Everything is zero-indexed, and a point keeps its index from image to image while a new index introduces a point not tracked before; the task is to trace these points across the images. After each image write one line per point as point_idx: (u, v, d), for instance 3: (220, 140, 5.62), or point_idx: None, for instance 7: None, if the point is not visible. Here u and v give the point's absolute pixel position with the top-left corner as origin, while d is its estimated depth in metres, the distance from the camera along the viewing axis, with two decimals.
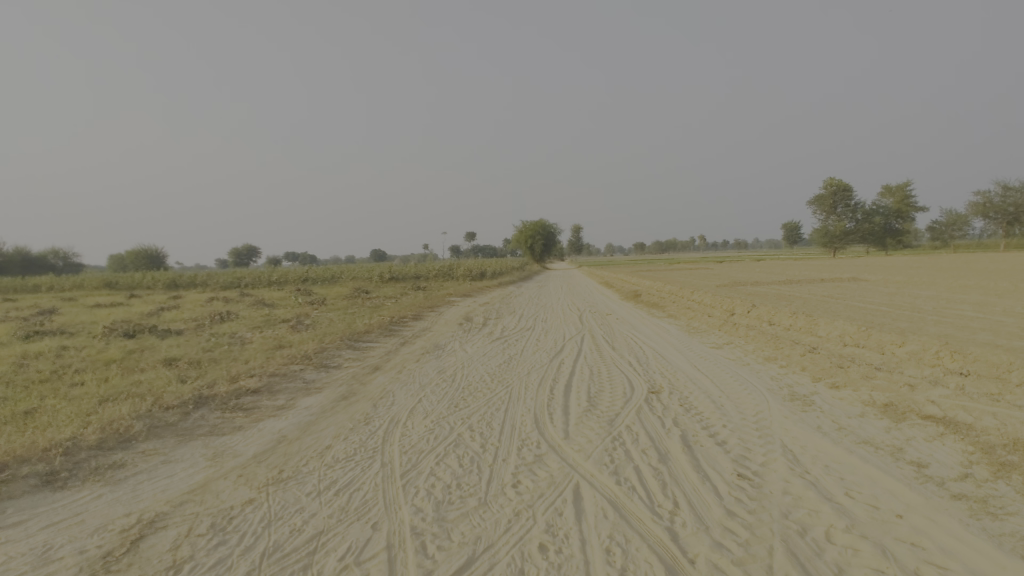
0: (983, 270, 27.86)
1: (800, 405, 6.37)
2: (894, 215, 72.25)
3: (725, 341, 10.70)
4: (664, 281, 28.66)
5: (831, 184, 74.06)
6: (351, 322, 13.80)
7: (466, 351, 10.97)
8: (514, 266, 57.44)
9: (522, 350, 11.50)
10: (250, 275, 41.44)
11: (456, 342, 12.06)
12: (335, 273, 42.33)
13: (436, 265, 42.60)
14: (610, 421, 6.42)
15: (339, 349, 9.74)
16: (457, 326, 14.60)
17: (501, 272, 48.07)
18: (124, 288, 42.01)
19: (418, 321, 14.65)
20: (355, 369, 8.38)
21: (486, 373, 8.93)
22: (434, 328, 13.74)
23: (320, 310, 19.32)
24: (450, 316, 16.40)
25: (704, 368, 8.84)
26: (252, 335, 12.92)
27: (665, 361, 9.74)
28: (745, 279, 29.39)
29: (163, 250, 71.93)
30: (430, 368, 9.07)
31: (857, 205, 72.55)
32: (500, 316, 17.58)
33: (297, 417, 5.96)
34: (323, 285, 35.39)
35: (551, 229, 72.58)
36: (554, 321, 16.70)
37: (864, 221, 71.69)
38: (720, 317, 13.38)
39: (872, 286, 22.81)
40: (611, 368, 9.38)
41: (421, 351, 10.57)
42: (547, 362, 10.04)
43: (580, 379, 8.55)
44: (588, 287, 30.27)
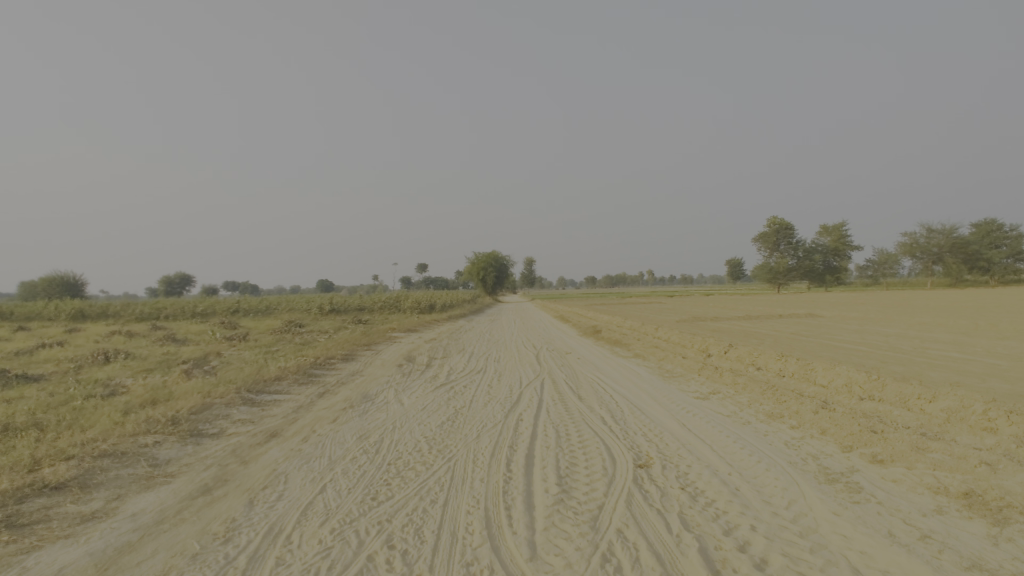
0: (928, 306, 28.24)
1: (845, 492, 4.70)
2: (830, 253, 75.35)
3: (710, 390, 9.08)
4: (622, 316, 27.37)
5: (773, 222, 76.77)
6: (263, 365, 11.37)
7: (401, 405, 8.84)
8: (466, 299, 55.46)
9: (471, 401, 9.46)
10: (171, 305, 37.40)
11: (390, 392, 9.88)
12: (268, 305, 38.85)
13: (382, 296, 40.00)
14: (593, 521, 4.51)
15: (230, 405, 7.44)
16: (395, 369, 12.38)
17: (451, 304, 45.93)
18: (20, 319, 37.05)
19: (348, 364, 12.36)
20: (241, 438, 6.14)
21: (422, 438, 6.87)
22: (366, 373, 11.47)
23: (237, 348, 16.59)
24: (388, 356, 14.13)
25: (697, 430, 7.12)
26: (131, 384, 10.30)
27: (645, 418, 7.97)
28: (704, 314, 28.62)
29: (79, 278, 65.79)
30: (349, 431, 6.93)
31: (797, 243, 75.28)
32: (447, 355, 15.45)
33: (102, 541, 3.71)
34: (253, 318, 32.10)
35: (504, 262, 71.40)
36: (508, 361, 14.73)
37: (804, 258, 74.33)
38: (696, 360, 11.82)
39: (833, 321, 22.20)
40: (581, 428, 7.53)
41: (343, 406, 8.38)
42: (501, 419, 8.06)
43: (544, 447, 6.62)
44: (543, 322, 28.59)
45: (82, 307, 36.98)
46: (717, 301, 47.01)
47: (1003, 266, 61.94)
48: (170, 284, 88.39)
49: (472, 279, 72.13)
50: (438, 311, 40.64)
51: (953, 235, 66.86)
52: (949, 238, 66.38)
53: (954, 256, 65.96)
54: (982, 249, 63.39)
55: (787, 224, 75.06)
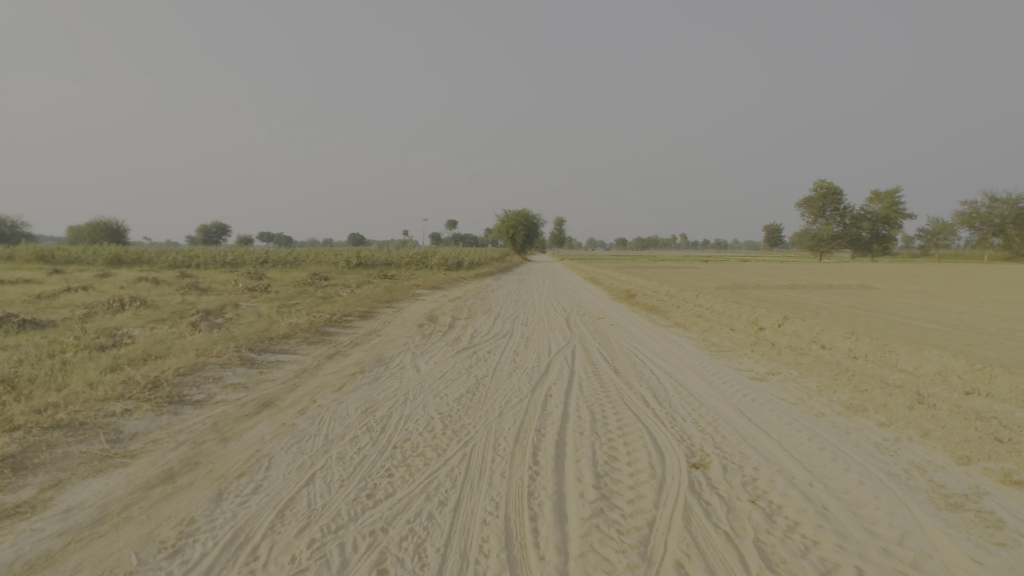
0: (995, 281, 25.84)
1: (979, 527, 3.57)
2: (880, 221, 71.04)
3: (769, 371, 7.90)
4: (657, 281, 25.94)
5: (820, 186, 72.38)
6: (275, 320, 10.65)
7: (417, 372, 7.96)
8: (494, 257, 54.48)
9: (494, 370, 8.50)
10: (202, 253, 37.55)
11: (407, 356, 9.02)
12: (296, 256, 38.63)
13: (409, 251, 39.30)
14: (643, 545, 3.51)
15: (226, 366, 6.65)
16: (416, 330, 11.53)
17: (479, 262, 45.05)
18: (60, 262, 37.94)
19: (365, 322, 11.56)
20: (227, 407, 5.31)
21: (435, 415, 5.95)
22: (383, 334, 10.64)
23: (256, 299, 16.05)
24: (409, 314, 13.29)
25: (759, 421, 6.00)
26: (136, 336, 9.72)
27: (694, 401, 6.89)
28: (745, 281, 26.93)
29: (119, 224, 67.49)
30: (354, 403, 6.06)
31: (845, 209, 71.03)
32: (471, 316, 14.52)
33: (13, 553, 2.89)
34: (281, 269, 31.87)
35: (534, 220, 69.77)
36: (536, 325, 13.72)
37: (851, 225, 70.25)
38: (746, 333, 10.57)
39: (891, 294, 20.35)
40: (619, 410, 6.51)
41: (352, 371, 7.54)
42: (528, 394, 7.10)
43: (578, 433, 5.63)
44: (574, 283, 27.43)
45: (117, 253, 37.45)
46: (756, 268, 44.72)
47: None
48: (207, 233, 89.95)
49: (501, 237, 70.91)
50: (466, 269, 39.79)
51: (1020, 205, 61.79)
52: (1015, 208, 61.40)
53: (1019, 228, 61.17)
54: None
55: (836, 188, 70.64)
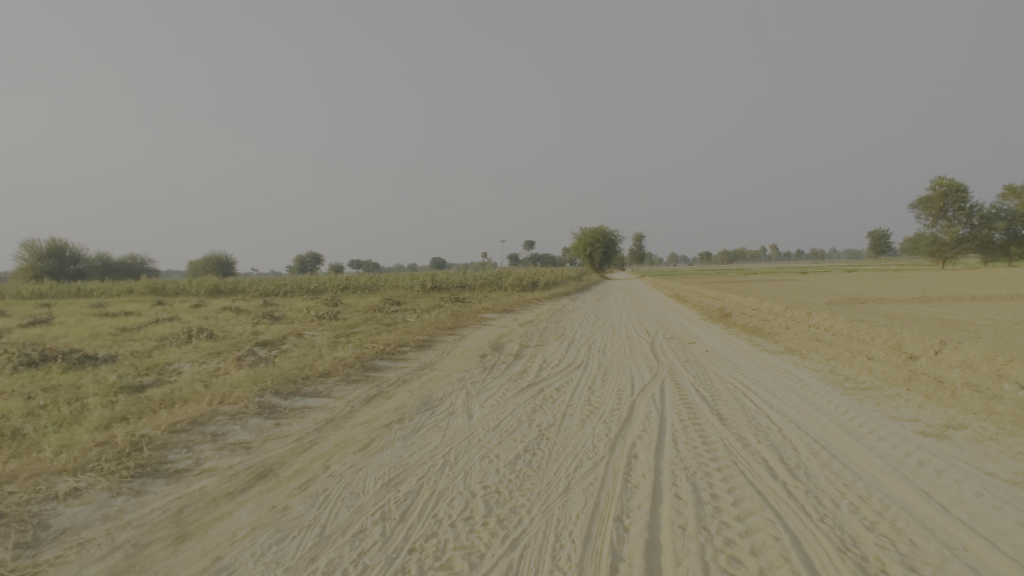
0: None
1: None
2: (1019, 219, 61.31)
3: (945, 422, 5.67)
4: (755, 296, 22.98)
5: (940, 184, 63.81)
6: (324, 352, 9.74)
7: (468, 420, 6.52)
8: (571, 276, 52.77)
9: (563, 416, 6.87)
10: (288, 282, 38.97)
11: (460, 397, 7.63)
12: (374, 282, 39.06)
13: (484, 273, 38.56)
14: None
15: (238, 417, 5.56)
16: (476, 362, 10.17)
17: (555, 281, 43.49)
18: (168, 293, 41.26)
19: (422, 354, 10.37)
20: (209, 482, 4.09)
21: (478, 492, 4.43)
22: (438, 368, 9.37)
23: (320, 328, 15.50)
24: (472, 343, 11.99)
25: (964, 513, 3.93)
26: (182, 372, 9.12)
27: (843, 470, 4.87)
28: (864, 294, 23.16)
29: (224, 256, 73.65)
30: (375, 470, 4.68)
31: (973, 207, 61.95)
32: (542, 344, 12.98)
33: None
34: (358, 295, 32.17)
35: (611, 236, 67.34)
36: (616, 353, 11.89)
37: (981, 226, 61.10)
38: (891, 364, 8.17)
39: None
40: (735, 484, 4.65)
41: (389, 419, 6.23)
42: (605, 456, 5.40)
43: (677, 529, 3.87)
44: (657, 302, 25.13)
45: (217, 284, 39.83)
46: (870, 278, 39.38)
47: None
48: (301, 262, 95.76)
49: (578, 255, 68.94)
50: (541, 289, 38.32)
51: None
52: None
53: None
54: None
55: (958, 185, 62.09)
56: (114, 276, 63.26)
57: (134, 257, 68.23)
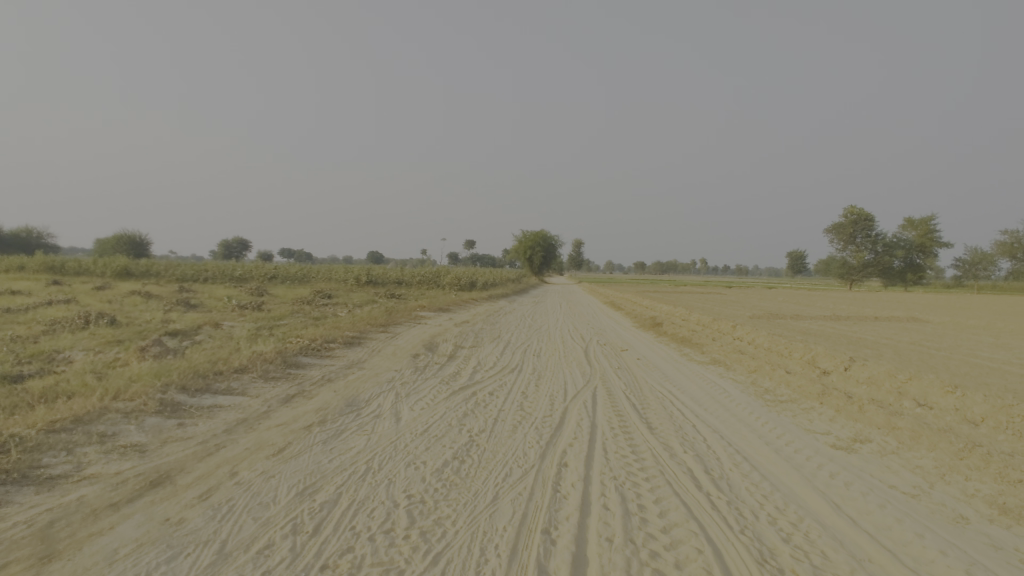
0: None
1: None
2: (914, 249, 67.86)
3: (853, 436, 6.00)
4: (684, 307, 23.89)
5: (851, 212, 69.45)
6: (243, 346, 9.06)
7: (395, 424, 6.23)
8: (510, 278, 52.93)
9: (495, 421, 6.72)
10: (210, 267, 36.48)
11: (388, 399, 7.30)
12: (305, 273, 37.36)
13: (422, 270, 37.85)
14: None
15: (134, 415, 4.99)
16: (408, 362, 9.83)
17: (494, 282, 43.41)
18: (70, 273, 37.56)
19: (350, 351, 9.90)
20: (89, 491, 3.59)
21: (401, 502, 4.18)
22: (367, 367, 8.96)
23: (241, 319, 14.50)
24: (405, 343, 11.61)
25: (870, 525, 4.13)
26: (73, 362, 8.17)
27: (763, 482, 5.02)
28: (781, 311, 24.69)
29: (138, 234, 68.24)
30: (289, 478, 4.32)
31: (877, 236, 67.88)
32: (477, 345, 12.78)
33: None
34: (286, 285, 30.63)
35: (551, 241, 68.23)
36: (550, 358, 11.90)
37: (883, 253, 67.06)
38: (806, 378, 8.65)
39: (951, 330, 18.01)
40: (662, 495, 4.67)
41: (310, 421, 5.83)
42: (535, 465, 5.29)
43: (605, 543, 3.80)
44: (592, 308, 25.58)
45: (128, 265, 36.63)
46: (787, 296, 42.18)
47: None
48: (227, 248, 90.22)
49: (518, 258, 69.28)
50: (479, 290, 38.09)
51: None
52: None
53: None
54: None
55: (866, 215, 67.84)
56: (5, 249, 56.79)
57: (32, 230, 61.64)
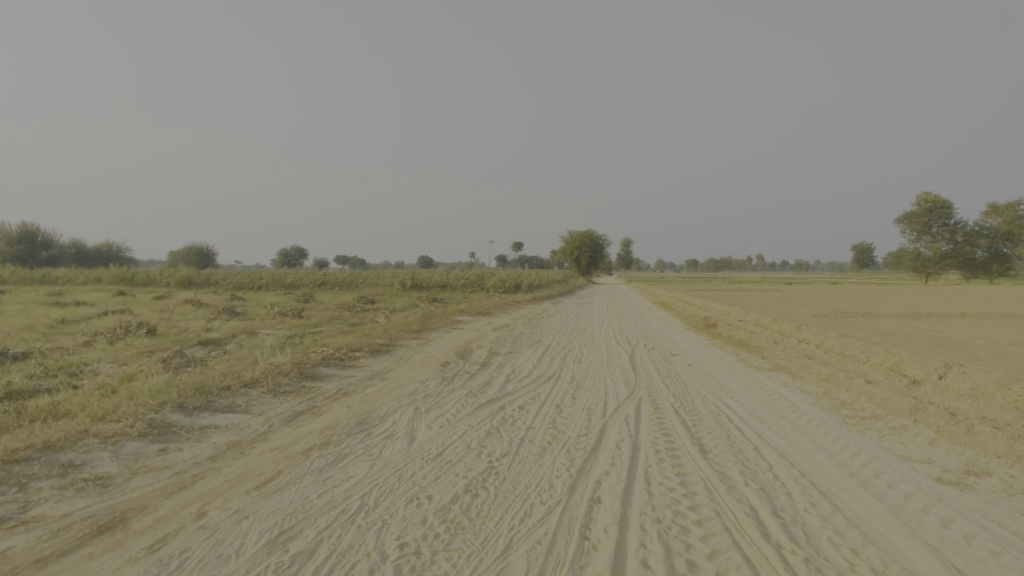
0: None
1: None
2: (1000, 237, 61.80)
3: (966, 469, 4.81)
4: (740, 306, 22.25)
5: (926, 199, 64.01)
6: (265, 355, 8.65)
7: (407, 446, 5.53)
8: (555, 279, 52.01)
9: (520, 443, 5.91)
10: (263, 275, 37.51)
11: (405, 415, 6.63)
12: (352, 279, 37.82)
13: (466, 273, 37.58)
14: None
15: (113, 440, 4.52)
16: (435, 371, 9.16)
17: (539, 283, 42.61)
18: (137, 284, 39.69)
19: (376, 360, 9.34)
20: (21, 542, 3.06)
21: (391, 553, 3.44)
22: (390, 378, 8.35)
23: (276, 327, 14.33)
24: (436, 349, 10.97)
25: None
26: (96, 374, 7.98)
27: (850, 529, 3.98)
28: (850, 308, 22.59)
29: (203, 246, 72.19)
30: (265, 519, 3.68)
31: (957, 224, 62.30)
32: (513, 351, 12.01)
33: None
34: (333, 291, 30.95)
35: (598, 241, 66.73)
36: (592, 365, 10.94)
37: (964, 243, 61.43)
38: (890, 388, 7.37)
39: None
40: (719, 547, 3.72)
41: (310, 443, 5.23)
42: (561, 501, 4.44)
43: None
44: (640, 309, 24.30)
45: (189, 276, 38.15)
46: (856, 292, 39.05)
47: None
48: (285, 256, 93.71)
49: (564, 258, 68.20)
50: (523, 292, 37.28)
51: None
52: None
53: None
54: None
55: (942, 202, 62.41)
56: (87, 263, 61.16)
57: (111, 244, 66.01)
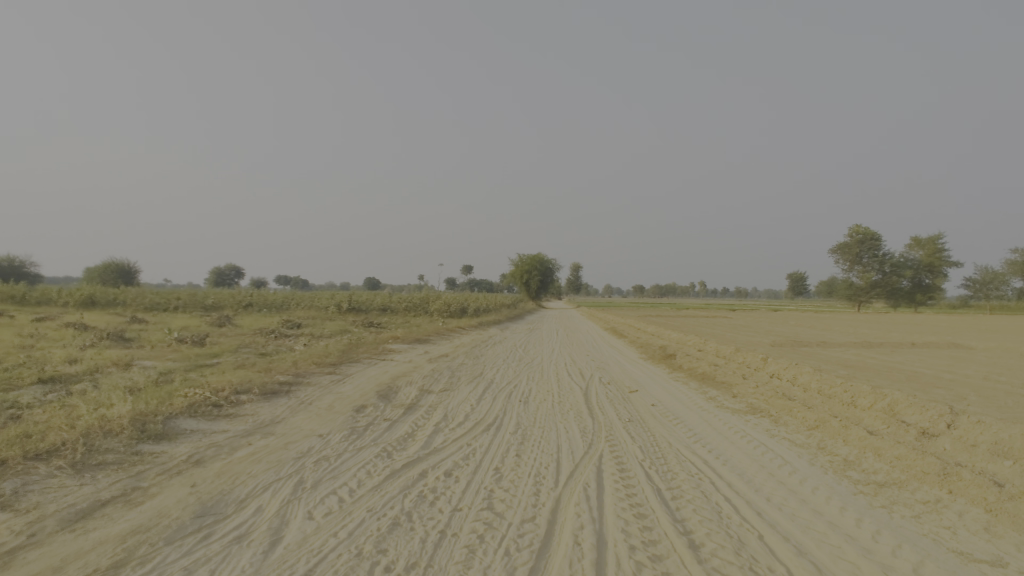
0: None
1: None
2: (922, 268, 65.52)
3: None
4: (695, 334, 21.35)
5: (857, 231, 67.11)
6: (104, 402, 6.42)
7: (260, 561, 3.60)
8: (504, 303, 50.50)
9: (439, 542, 4.10)
10: (180, 295, 33.74)
11: (278, 496, 4.66)
12: (283, 301, 34.73)
13: (409, 296, 35.30)
14: None
15: None
16: (344, 420, 7.19)
17: (487, 308, 40.84)
18: (30, 302, 34.97)
19: (266, 407, 7.26)
20: None
21: None
22: (277, 433, 6.32)
23: (162, 358, 11.79)
24: (352, 389, 8.95)
25: None
26: None
27: None
28: (804, 337, 22.09)
29: (122, 262, 66.16)
30: None
31: (884, 256, 65.58)
32: (449, 389, 10.15)
33: None
34: (257, 314, 27.93)
35: (548, 265, 65.94)
36: (541, 406, 9.25)
37: (891, 274, 64.72)
38: (901, 443, 6.10)
39: (1012, 360, 15.42)
40: None
41: (84, 571, 3.22)
42: None
43: None
44: (591, 336, 22.94)
45: (94, 295, 33.88)
46: (800, 319, 39.44)
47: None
48: (218, 275, 87.45)
49: (514, 283, 66.96)
50: (469, 317, 35.27)
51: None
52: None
53: None
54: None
55: (872, 234, 65.67)
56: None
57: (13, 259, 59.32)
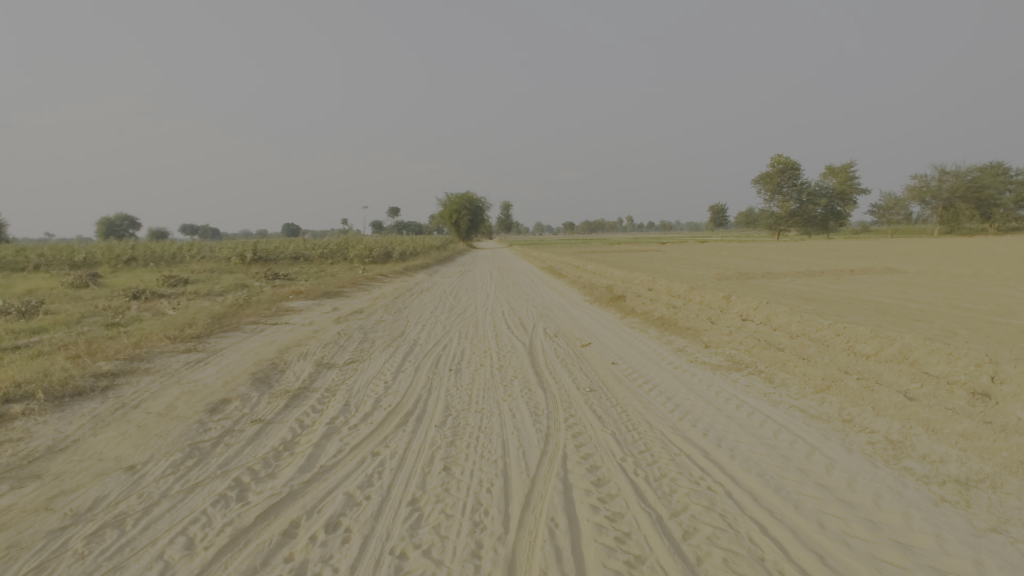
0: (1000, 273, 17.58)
1: None
2: (835, 196, 68.55)
3: None
4: (639, 271, 19.95)
5: (778, 161, 68.55)
6: None
7: None
8: (434, 246, 47.52)
9: None
10: (40, 251, 28.21)
11: None
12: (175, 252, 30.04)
13: (325, 242, 31.65)
14: None
15: None
16: (182, 434, 4.78)
17: (415, 251, 37.85)
18: None
19: (49, 424, 4.66)
20: None
21: None
22: (45, 476, 3.83)
23: None
24: (214, 375, 6.43)
25: None
26: None
27: None
28: (746, 268, 21.24)
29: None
30: None
31: (802, 185, 67.71)
32: (357, 360, 7.85)
33: None
34: (136, 270, 23.57)
35: (478, 203, 62.87)
36: (478, 376, 7.21)
37: (808, 202, 67.15)
38: (956, 413, 4.60)
39: (957, 283, 15.02)
40: None
41: None
42: None
43: None
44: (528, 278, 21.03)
45: None
46: (731, 249, 39.55)
47: (1007, 213, 52.87)
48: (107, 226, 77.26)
49: (443, 224, 63.59)
50: (395, 262, 32.28)
51: (969, 178, 55.43)
52: (964, 181, 54.92)
53: (968, 202, 54.77)
54: (997, 194, 52.75)
55: (792, 164, 67.17)
56: None
57: None
